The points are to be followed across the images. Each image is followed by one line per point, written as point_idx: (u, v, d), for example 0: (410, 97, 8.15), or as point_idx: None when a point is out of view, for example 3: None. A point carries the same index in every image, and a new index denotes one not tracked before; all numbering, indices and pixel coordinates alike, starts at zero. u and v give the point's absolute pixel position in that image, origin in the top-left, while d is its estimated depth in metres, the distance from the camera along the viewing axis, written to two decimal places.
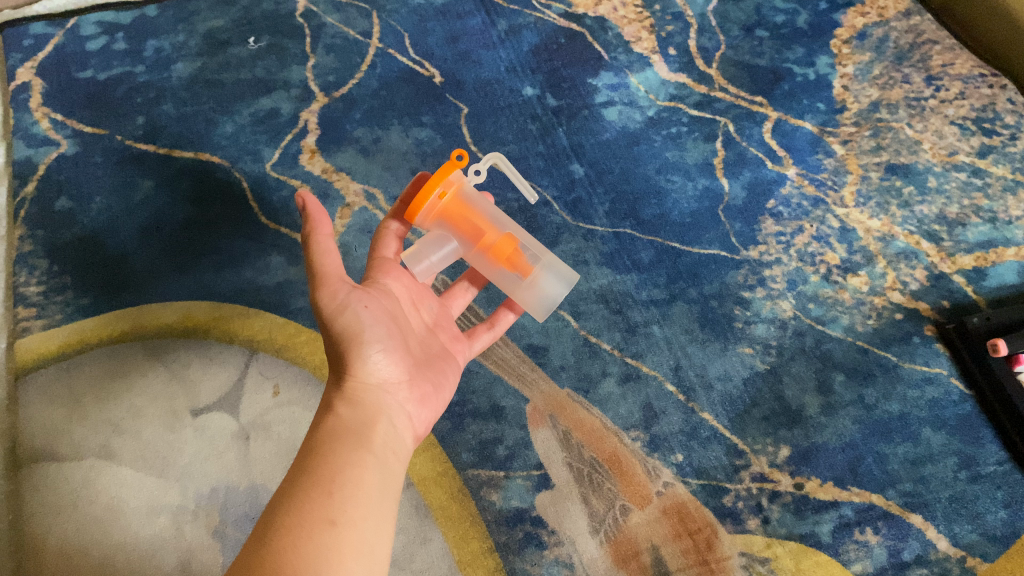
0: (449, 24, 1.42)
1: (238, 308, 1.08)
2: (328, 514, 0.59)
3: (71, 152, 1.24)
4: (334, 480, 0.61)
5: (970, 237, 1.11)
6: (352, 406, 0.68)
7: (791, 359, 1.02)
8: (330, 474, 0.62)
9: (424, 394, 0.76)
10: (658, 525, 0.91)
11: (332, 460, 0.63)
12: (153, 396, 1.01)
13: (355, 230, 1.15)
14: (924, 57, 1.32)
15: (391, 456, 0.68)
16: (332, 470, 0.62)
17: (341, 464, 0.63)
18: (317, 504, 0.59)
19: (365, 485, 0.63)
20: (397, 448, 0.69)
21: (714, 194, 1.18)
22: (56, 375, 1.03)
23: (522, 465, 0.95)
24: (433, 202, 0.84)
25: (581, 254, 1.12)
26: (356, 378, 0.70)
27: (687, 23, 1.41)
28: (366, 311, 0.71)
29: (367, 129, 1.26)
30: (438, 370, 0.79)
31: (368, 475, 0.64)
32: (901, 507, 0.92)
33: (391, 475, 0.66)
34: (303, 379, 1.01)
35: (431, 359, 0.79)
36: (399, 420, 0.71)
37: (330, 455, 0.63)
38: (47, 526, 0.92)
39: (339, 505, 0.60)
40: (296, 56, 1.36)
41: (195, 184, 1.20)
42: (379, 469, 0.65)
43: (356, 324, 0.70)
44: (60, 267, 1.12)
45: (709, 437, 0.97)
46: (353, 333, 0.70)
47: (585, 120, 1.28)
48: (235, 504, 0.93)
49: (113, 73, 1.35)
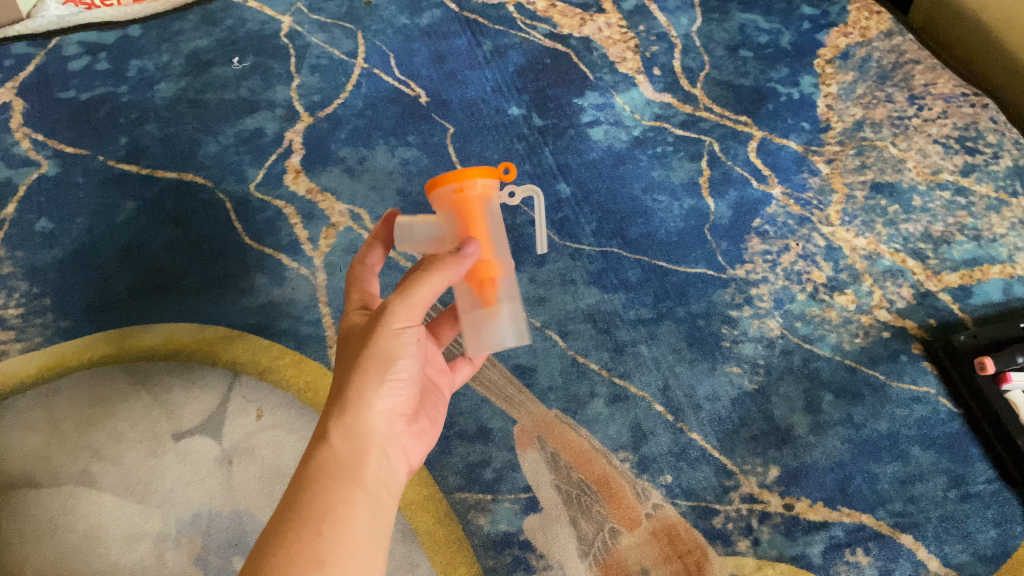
0: (434, 44, 1.42)
1: (221, 330, 1.06)
2: (317, 555, 0.58)
3: (52, 173, 1.23)
4: (324, 519, 0.60)
5: (956, 256, 1.12)
6: (351, 436, 0.65)
7: (778, 378, 1.02)
8: (320, 515, 0.60)
9: (417, 425, 0.73)
10: (648, 548, 0.90)
11: (323, 496, 0.62)
12: (135, 421, 0.99)
13: (340, 250, 1.14)
14: (906, 77, 1.33)
15: (385, 492, 0.66)
16: (323, 509, 0.61)
17: (330, 503, 0.61)
18: (305, 546, 0.58)
19: (355, 524, 0.61)
20: (391, 480, 0.67)
21: (700, 213, 1.18)
22: (36, 400, 1.01)
23: (509, 488, 0.94)
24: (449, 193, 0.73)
25: (568, 274, 1.12)
26: (361, 405, 0.65)
27: (671, 43, 1.42)
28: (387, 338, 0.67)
29: (353, 149, 1.26)
30: (428, 401, 0.77)
31: (358, 515, 0.62)
32: (892, 528, 0.91)
33: (385, 510, 0.65)
34: (287, 402, 1.00)
35: (423, 390, 0.77)
36: (395, 451, 0.69)
37: (322, 492, 0.62)
38: (25, 555, 0.90)
39: (328, 545, 0.59)
40: (281, 76, 1.36)
41: (178, 205, 1.19)
42: (370, 508, 0.63)
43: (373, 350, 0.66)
44: (40, 289, 1.10)
45: (698, 458, 0.96)
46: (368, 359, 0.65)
47: (571, 139, 1.28)
48: (217, 531, 0.91)
49: (95, 93, 1.34)
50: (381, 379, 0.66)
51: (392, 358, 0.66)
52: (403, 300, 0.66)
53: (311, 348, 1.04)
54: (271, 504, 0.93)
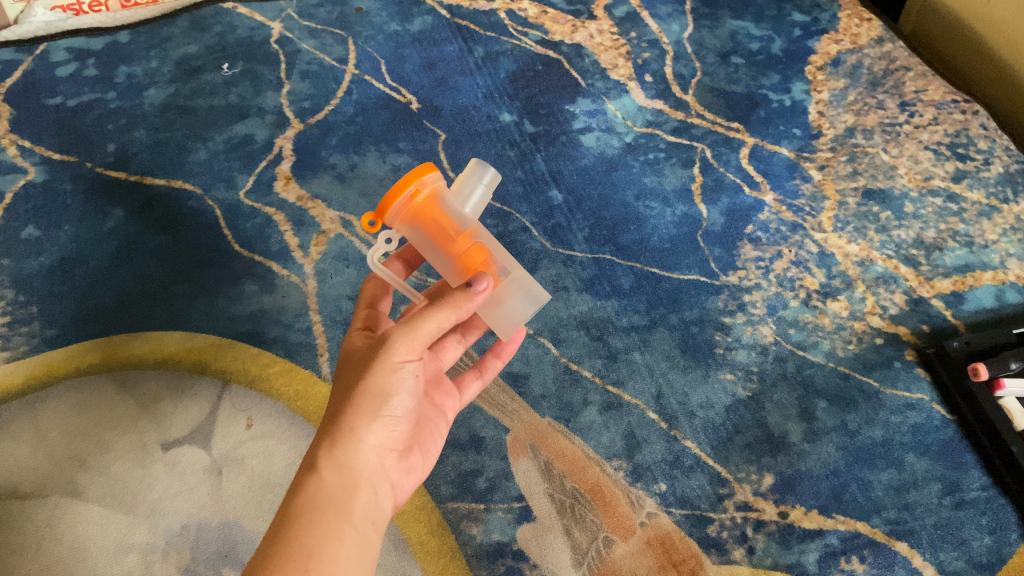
0: (425, 51, 1.41)
1: (210, 338, 1.05)
2: None
3: (39, 180, 1.21)
4: (313, 553, 0.58)
5: (948, 262, 1.12)
6: (341, 470, 0.64)
7: (772, 385, 1.01)
8: (308, 547, 0.59)
9: (408, 462, 0.72)
10: (642, 557, 0.89)
11: (310, 530, 0.60)
12: (123, 430, 0.98)
13: (331, 257, 1.13)
14: (897, 83, 1.34)
15: (372, 528, 0.65)
16: (311, 544, 0.59)
17: (319, 539, 0.60)
18: None
19: (342, 563, 0.59)
20: (376, 519, 0.66)
21: (693, 219, 1.18)
22: (21, 409, 0.99)
23: (503, 497, 0.93)
24: (405, 201, 0.72)
25: (561, 281, 1.11)
26: (353, 440, 0.65)
27: (663, 50, 1.42)
28: (404, 377, 0.68)
29: (343, 155, 1.25)
30: (423, 435, 0.76)
31: (345, 552, 0.60)
32: (887, 535, 0.90)
33: (369, 548, 0.63)
34: (277, 411, 0.99)
35: (419, 425, 0.76)
36: (381, 489, 0.68)
37: (310, 526, 0.60)
38: (9, 567, 0.88)
39: None
40: (271, 82, 1.35)
41: (166, 212, 1.18)
42: (359, 543, 0.62)
43: (385, 387, 0.66)
44: (26, 297, 1.09)
45: (692, 466, 0.95)
46: (378, 394, 0.66)
47: (563, 146, 1.27)
48: (207, 541, 0.90)
49: (84, 99, 1.32)
50: (375, 413, 0.66)
51: (389, 394, 0.67)
52: (405, 333, 0.67)
53: (302, 356, 1.04)
54: (261, 514, 0.92)
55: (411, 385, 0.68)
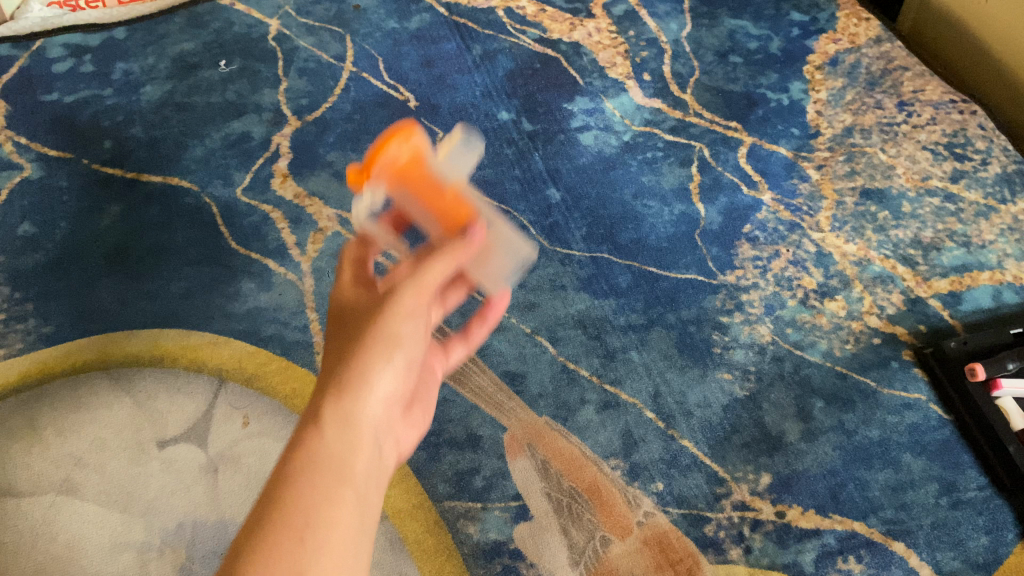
0: (423, 48, 1.41)
1: (207, 336, 1.05)
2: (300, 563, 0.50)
3: (35, 176, 1.21)
4: (314, 515, 0.53)
5: (945, 262, 1.12)
6: (342, 429, 0.58)
7: (769, 385, 1.01)
8: (308, 509, 0.53)
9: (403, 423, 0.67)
10: (639, 557, 0.89)
11: (309, 489, 0.54)
12: (118, 429, 0.97)
13: (328, 255, 1.13)
14: (895, 83, 1.34)
15: (374, 491, 0.59)
16: (311, 504, 0.53)
17: (320, 498, 0.54)
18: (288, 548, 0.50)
19: (345, 527, 0.54)
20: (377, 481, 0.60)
21: (691, 218, 1.18)
22: (16, 407, 0.99)
23: (500, 496, 0.93)
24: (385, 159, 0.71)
25: (558, 280, 1.11)
26: (356, 395, 0.59)
27: (661, 48, 1.42)
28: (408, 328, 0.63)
29: (341, 153, 1.25)
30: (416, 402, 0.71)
31: (348, 514, 0.55)
32: (883, 535, 0.90)
33: (371, 510, 0.58)
34: (273, 409, 0.98)
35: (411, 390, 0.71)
36: (382, 453, 0.62)
37: (309, 484, 0.54)
38: (4, 566, 0.88)
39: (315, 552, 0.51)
40: (268, 80, 1.35)
41: (163, 209, 1.18)
42: (361, 506, 0.56)
43: (393, 336, 0.61)
44: (22, 294, 1.09)
45: (689, 465, 0.95)
46: (385, 341, 0.61)
47: (561, 144, 1.27)
48: (203, 540, 0.90)
49: (80, 95, 1.32)
50: (381, 362, 0.61)
51: (396, 340, 0.61)
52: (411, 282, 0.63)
53: (299, 354, 1.03)
54: None
55: (417, 339, 0.64)
